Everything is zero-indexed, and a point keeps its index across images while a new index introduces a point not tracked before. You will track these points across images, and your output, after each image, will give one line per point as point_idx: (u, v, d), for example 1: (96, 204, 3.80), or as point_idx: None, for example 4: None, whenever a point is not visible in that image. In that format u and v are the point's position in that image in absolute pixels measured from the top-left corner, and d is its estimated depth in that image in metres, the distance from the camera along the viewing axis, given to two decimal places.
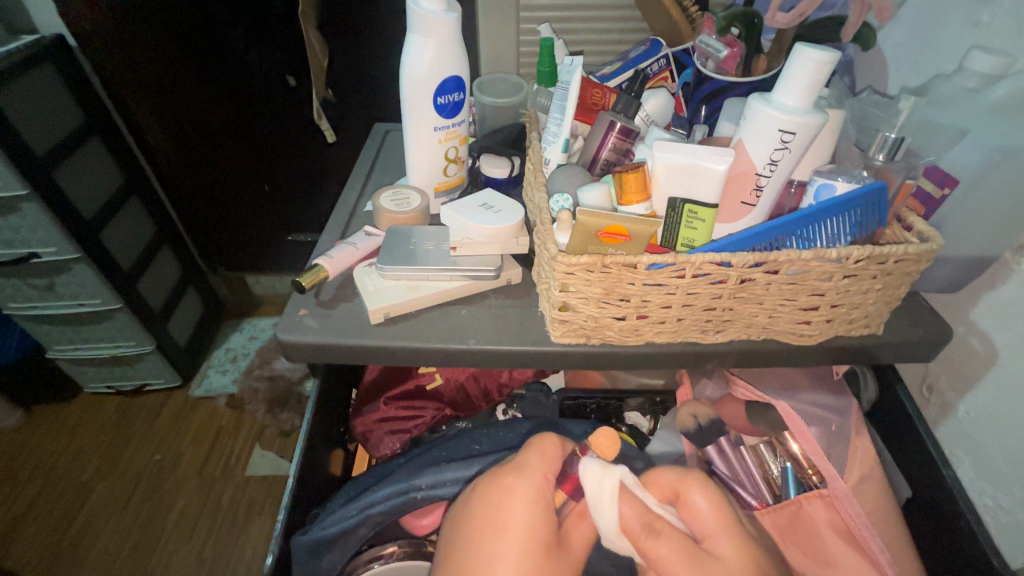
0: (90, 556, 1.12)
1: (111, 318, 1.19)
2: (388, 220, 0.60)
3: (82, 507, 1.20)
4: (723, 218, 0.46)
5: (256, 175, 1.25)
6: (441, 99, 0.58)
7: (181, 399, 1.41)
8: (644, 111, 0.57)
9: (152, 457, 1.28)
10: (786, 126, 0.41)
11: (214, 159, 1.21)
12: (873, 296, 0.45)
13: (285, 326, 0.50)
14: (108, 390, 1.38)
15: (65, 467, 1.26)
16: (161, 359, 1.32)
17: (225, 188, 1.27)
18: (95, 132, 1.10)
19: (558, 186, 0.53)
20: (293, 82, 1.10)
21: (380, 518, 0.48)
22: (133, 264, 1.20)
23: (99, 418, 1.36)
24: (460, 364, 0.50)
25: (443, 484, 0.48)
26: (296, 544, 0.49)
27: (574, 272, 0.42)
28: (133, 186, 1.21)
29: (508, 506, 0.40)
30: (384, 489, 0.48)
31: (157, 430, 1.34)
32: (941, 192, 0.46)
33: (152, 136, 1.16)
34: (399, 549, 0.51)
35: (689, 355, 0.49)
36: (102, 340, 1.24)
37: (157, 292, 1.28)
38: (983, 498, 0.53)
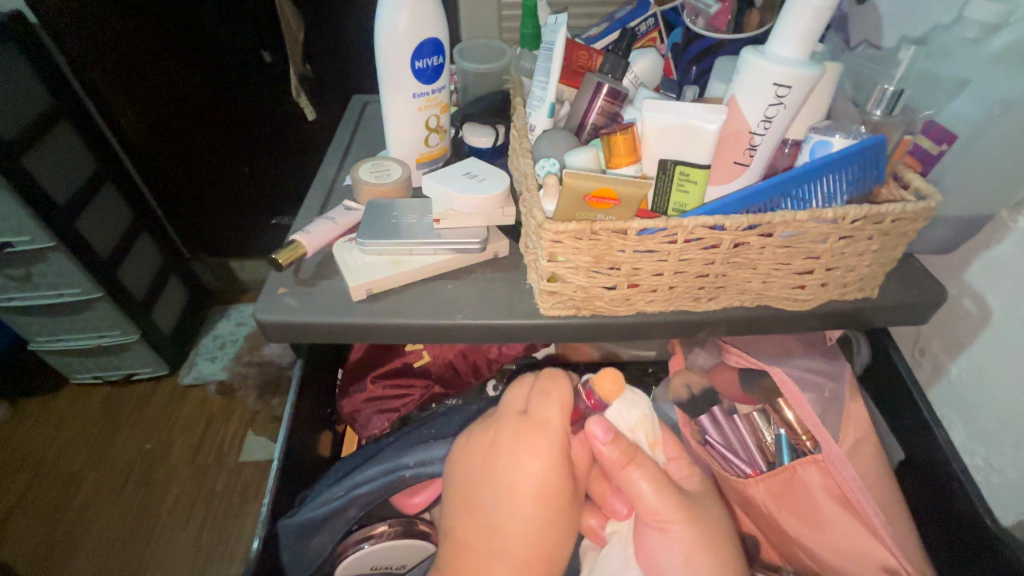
0: (86, 546, 1.11)
1: (92, 308, 1.15)
2: (368, 193, 0.57)
3: (76, 497, 1.18)
4: (717, 180, 0.44)
5: (233, 157, 1.21)
6: (419, 63, 0.55)
7: (171, 387, 1.38)
8: (632, 73, 0.55)
9: (144, 447, 1.27)
10: (782, 80, 0.38)
11: (193, 140, 1.17)
12: (869, 258, 0.44)
13: (263, 305, 0.48)
14: (94, 380, 1.35)
15: (55, 459, 1.24)
16: (147, 347, 1.30)
17: (203, 168, 1.22)
18: (65, 118, 1.04)
19: (544, 152, 0.50)
20: (268, 57, 1.04)
21: (369, 498, 0.47)
22: (112, 252, 1.16)
23: (88, 409, 1.34)
24: (447, 339, 0.49)
25: (433, 461, 0.46)
26: (282, 526, 0.47)
27: (562, 239, 0.41)
28: (107, 171, 1.16)
29: (529, 471, 0.40)
30: (371, 469, 0.47)
31: (148, 419, 1.32)
32: (939, 148, 0.45)
33: (123, 119, 1.11)
34: (388, 529, 0.49)
35: (680, 323, 0.48)
36: (86, 330, 1.21)
37: (139, 280, 1.24)
38: (974, 458, 0.53)
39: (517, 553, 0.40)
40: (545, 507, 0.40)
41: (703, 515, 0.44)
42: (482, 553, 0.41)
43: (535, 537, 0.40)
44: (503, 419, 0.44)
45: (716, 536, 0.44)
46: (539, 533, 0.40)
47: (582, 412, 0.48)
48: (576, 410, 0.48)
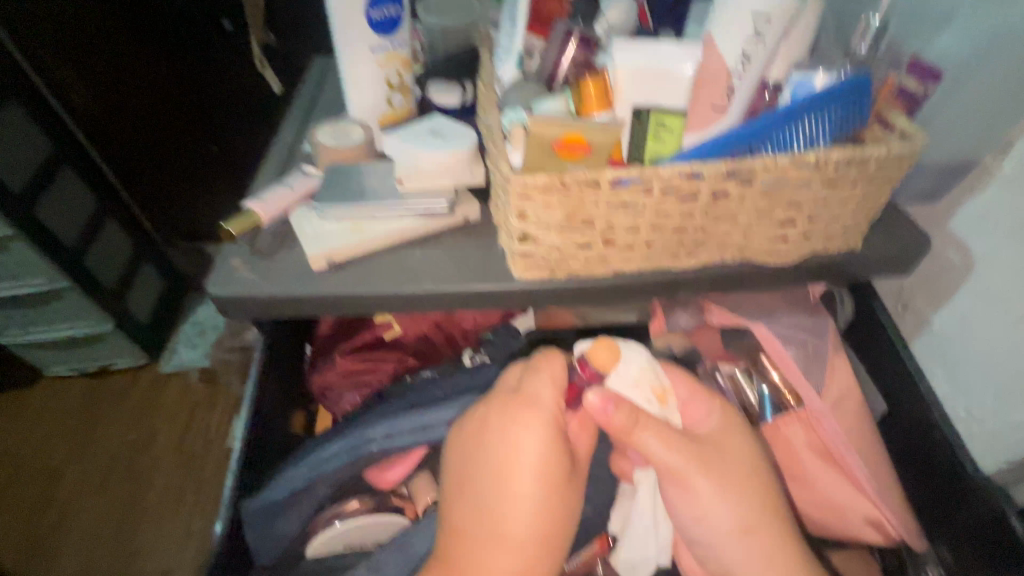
0: (74, 537, 1.10)
1: (62, 297, 1.05)
2: (328, 156, 0.54)
3: (61, 491, 1.15)
4: (694, 128, 0.41)
5: (200, 134, 1.12)
6: (376, 13, 0.51)
7: (151, 376, 1.29)
8: (606, 20, 0.50)
9: (127, 437, 1.21)
10: (759, 12, 0.36)
11: (155, 119, 1.05)
12: (852, 207, 0.42)
13: (217, 279, 0.45)
14: (71, 372, 1.28)
15: (39, 452, 1.21)
16: (126, 338, 1.20)
17: (168, 150, 1.11)
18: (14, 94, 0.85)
19: (512, 105, 0.47)
20: (230, 26, 1.00)
21: (335, 476, 0.45)
22: (78, 242, 1.02)
23: (68, 400, 1.27)
24: (417, 308, 0.46)
25: (401, 434, 0.44)
26: (245, 508, 0.45)
27: (530, 194, 0.38)
28: (65, 156, 0.97)
29: (523, 450, 0.40)
30: (336, 443, 0.44)
31: (129, 408, 1.25)
32: (924, 88, 0.42)
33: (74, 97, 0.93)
34: (361, 505, 0.48)
35: (659, 282, 0.46)
36: (54, 321, 1.11)
37: (110, 268, 1.10)
38: (955, 409, 0.53)
39: (514, 536, 0.40)
40: (541, 488, 0.40)
41: (729, 466, 0.44)
42: (479, 538, 0.40)
43: (535, 517, 0.40)
44: (493, 398, 0.44)
45: (739, 493, 0.43)
46: (539, 513, 0.40)
47: (580, 386, 0.47)
48: (572, 385, 0.46)
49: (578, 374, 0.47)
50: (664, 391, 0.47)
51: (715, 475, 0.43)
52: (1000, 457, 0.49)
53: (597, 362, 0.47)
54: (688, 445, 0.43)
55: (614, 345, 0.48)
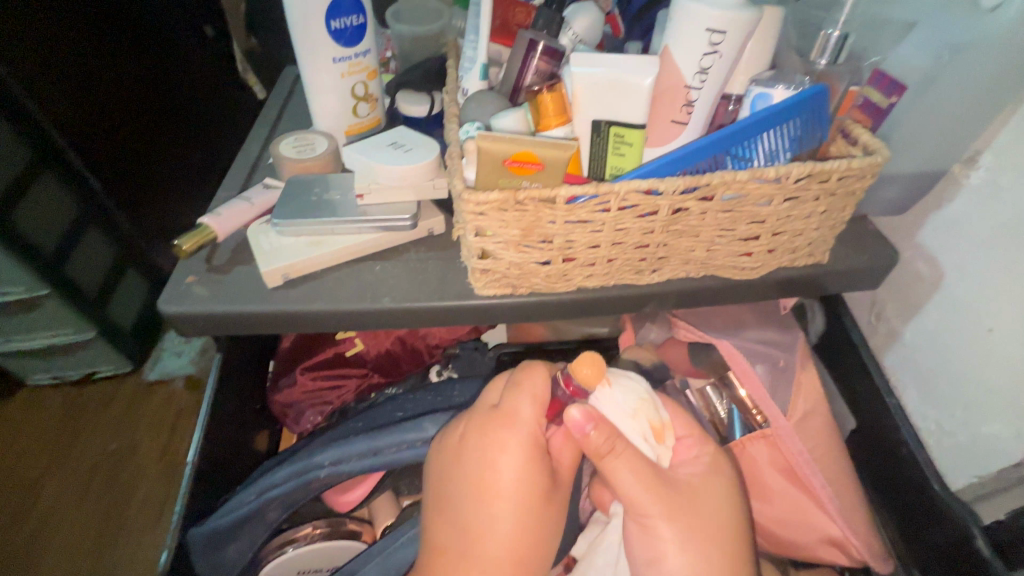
0: (51, 557, 0.98)
1: (40, 307, 0.93)
2: (291, 169, 0.52)
3: (38, 506, 1.04)
4: (655, 142, 0.40)
5: (184, 139, 1.04)
6: (336, 22, 0.50)
7: (134, 386, 1.19)
8: (571, 32, 0.50)
9: (109, 447, 1.11)
10: (715, 24, 0.35)
11: (141, 130, 0.95)
12: (817, 220, 0.41)
13: (168, 296, 0.44)
14: (54, 380, 1.17)
15: (15, 463, 1.09)
16: (109, 345, 1.09)
17: (158, 161, 1.01)
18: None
19: (471, 116, 0.46)
20: (210, 32, 0.98)
21: (283, 501, 0.42)
22: (56, 251, 0.88)
23: (49, 410, 1.16)
24: (375, 325, 0.45)
25: (348, 459, 0.41)
26: (192, 536, 0.44)
27: (485, 211, 0.37)
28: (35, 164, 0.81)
29: (501, 469, 0.37)
30: (283, 470, 0.42)
31: (112, 418, 1.15)
32: (889, 101, 0.41)
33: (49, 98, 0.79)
34: (313, 530, 0.47)
35: (622, 298, 0.45)
36: (33, 330, 0.99)
37: (90, 277, 0.97)
38: (927, 422, 0.52)
39: (492, 555, 0.37)
40: (521, 507, 0.37)
41: (697, 512, 0.41)
42: (457, 556, 0.38)
43: (515, 538, 0.37)
44: (474, 411, 0.41)
45: (706, 530, 0.40)
46: (520, 533, 0.37)
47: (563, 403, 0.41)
48: (554, 401, 0.41)
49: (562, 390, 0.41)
50: (662, 428, 0.44)
51: (680, 522, 0.40)
52: (971, 472, 0.48)
53: (581, 380, 0.39)
54: (658, 482, 0.40)
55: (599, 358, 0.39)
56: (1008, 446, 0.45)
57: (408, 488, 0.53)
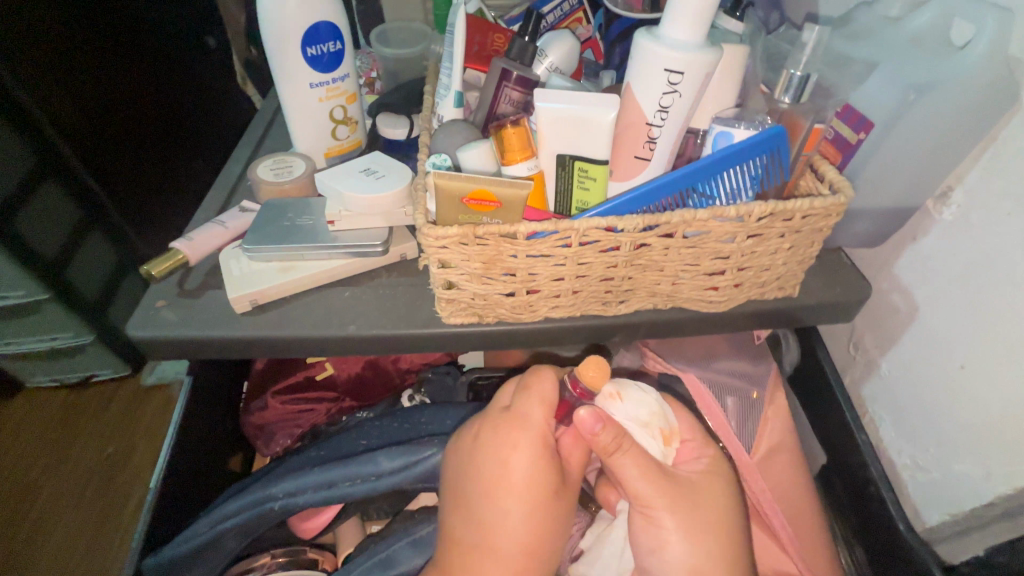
0: (43, 560, 0.97)
1: (42, 309, 0.91)
2: (267, 192, 0.53)
3: (32, 508, 1.03)
4: (620, 176, 0.41)
5: (187, 150, 1.05)
6: (312, 50, 0.50)
7: (133, 389, 1.19)
8: (546, 59, 0.51)
9: (105, 451, 1.11)
10: (674, 65, 0.35)
11: (147, 140, 0.95)
12: (783, 256, 0.41)
13: (137, 321, 0.44)
14: (54, 383, 1.17)
15: (11, 465, 1.09)
16: (106, 350, 1.08)
17: (160, 172, 1.01)
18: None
19: (440, 146, 0.46)
20: (212, 44, 1.03)
21: (241, 530, 0.42)
22: (59, 255, 0.86)
23: (44, 414, 1.16)
24: (341, 352, 0.45)
25: (304, 490, 0.41)
26: (148, 565, 0.43)
27: (446, 245, 0.37)
28: (45, 171, 0.81)
29: (513, 469, 0.37)
30: (239, 500, 0.42)
31: (109, 422, 1.15)
32: (857, 137, 0.41)
33: (56, 103, 0.79)
34: (270, 560, 0.47)
35: (589, 329, 0.45)
36: (34, 333, 0.98)
37: (90, 284, 0.94)
38: (902, 457, 0.52)
39: (504, 552, 0.37)
40: (533, 505, 0.37)
41: (700, 504, 0.40)
42: (467, 552, 0.37)
43: (526, 536, 0.36)
44: (485, 412, 0.41)
45: (706, 517, 0.39)
46: (530, 532, 0.37)
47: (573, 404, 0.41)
48: (563, 403, 0.41)
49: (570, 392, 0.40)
50: (671, 431, 0.43)
51: (682, 513, 0.39)
52: (942, 509, 0.48)
53: (587, 382, 0.39)
54: (664, 478, 0.39)
55: (602, 361, 0.39)
56: (980, 485, 0.44)
57: (377, 511, 0.52)
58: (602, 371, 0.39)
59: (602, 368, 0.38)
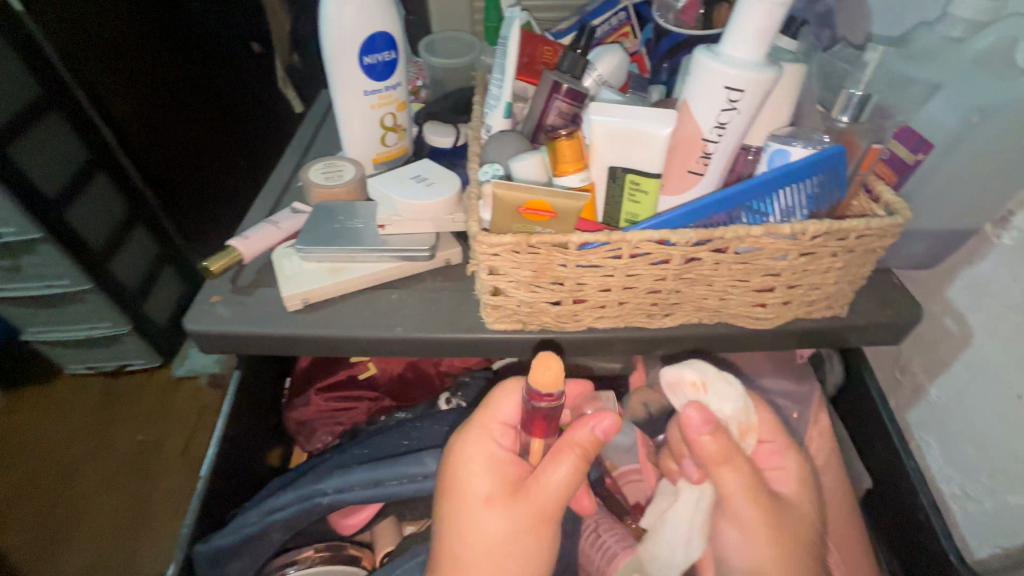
0: (79, 539, 1.02)
1: (84, 300, 0.98)
2: (318, 195, 0.54)
3: (70, 489, 1.08)
4: (671, 190, 0.41)
5: (235, 149, 1.09)
6: (368, 58, 0.52)
7: (164, 380, 1.24)
8: (596, 73, 0.51)
9: (138, 438, 1.16)
10: (734, 83, 0.35)
11: (202, 143, 1.01)
12: (834, 276, 0.41)
13: (193, 315, 0.46)
14: (89, 370, 1.22)
15: (52, 447, 1.14)
16: (142, 340, 1.12)
17: (211, 172, 1.07)
18: (56, 102, 0.81)
19: (491, 156, 0.47)
20: (257, 47, 0.99)
21: (287, 523, 0.44)
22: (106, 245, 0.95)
23: (83, 400, 1.21)
24: (386, 353, 0.46)
25: (351, 488, 0.42)
26: (197, 552, 0.45)
27: (498, 253, 0.38)
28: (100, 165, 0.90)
29: (457, 472, 0.38)
30: (288, 494, 0.44)
31: (143, 411, 1.20)
32: (915, 158, 0.41)
33: (115, 104, 0.85)
34: (315, 553, 0.48)
35: (632, 341, 0.45)
36: (74, 322, 1.04)
37: (133, 273, 1.03)
38: (951, 486, 0.50)
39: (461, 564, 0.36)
40: (479, 510, 0.36)
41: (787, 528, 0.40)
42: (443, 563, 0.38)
43: (474, 545, 0.36)
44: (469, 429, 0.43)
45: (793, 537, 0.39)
46: (479, 540, 0.36)
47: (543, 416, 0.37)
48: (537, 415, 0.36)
49: (538, 405, 0.35)
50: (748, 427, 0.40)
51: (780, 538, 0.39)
52: (994, 542, 0.46)
53: (539, 384, 0.34)
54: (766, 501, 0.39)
55: (553, 358, 0.34)
56: None
57: (411, 513, 0.53)
58: (550, 372, 0.34)
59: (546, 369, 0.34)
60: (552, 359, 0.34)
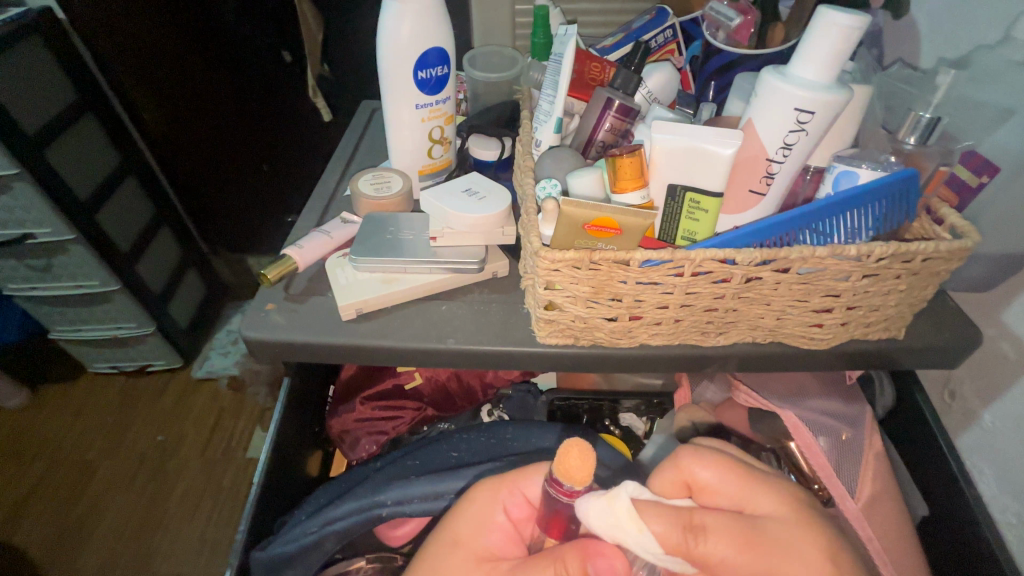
0: (96, 536, 1.03)
1: (110, 300, 1.05)
2: (367, 206, 0.55)
3: (90, 486, 1.10)
4: (729, 209, 0.41)
5: (254, 156, 1.12)
6: (422, 73, 0.53)
7: (184, 381, 1.27)
8: (646, 89, 0.52)
9: (157, 438, 1.17)
10: (804, 105, 0.36)
11: (228, 153, 1.09)
12: (895, 298, 0.40)
13: (250, 322, 0.46)
14: (112, 370, 1.25)
15: (74, 443, 1.16)
16: (164, 341, 1.19)
17: (235, 180, 1.14)
18: (90, 109, 0.96)
19: (547, 172, 0.48)
20: (288, 58, 0.98)
21: (343, 534, 0.44)
22: (133, 245, 1.06)
23: (105, 399, 1.24)
24: (436, 364, 0.46)
25: (411, 500, 0.43)
26: (254, 558, 0.45)
27: (559, 268, 0.38)
28: (130, 167, 1.06)
29: (462, 522, 0.39)
30: (346, 504, 0.44)
31: (163, 412, 1.22)
32: (979, 180, 0.42)
33: (145, 115, 0.99)
34: (366, 564, 0.49)
35: (686, 359, 0.45)
36: (101, 321, 1.10)
37: (157, 274, 1.13)
38: (1006, 515, 0.49)
39: None
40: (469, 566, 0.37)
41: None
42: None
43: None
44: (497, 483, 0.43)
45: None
46: None
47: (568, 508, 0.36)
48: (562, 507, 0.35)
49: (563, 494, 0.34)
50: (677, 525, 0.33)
51: None
52: None
53: (569, 474, 0.33)
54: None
55: (590, 451, 0.32)
56: None
57: None
58: (583, 464, 0.32)
59: (575, 459, 0.32)
60: (588, 451, 0.32)
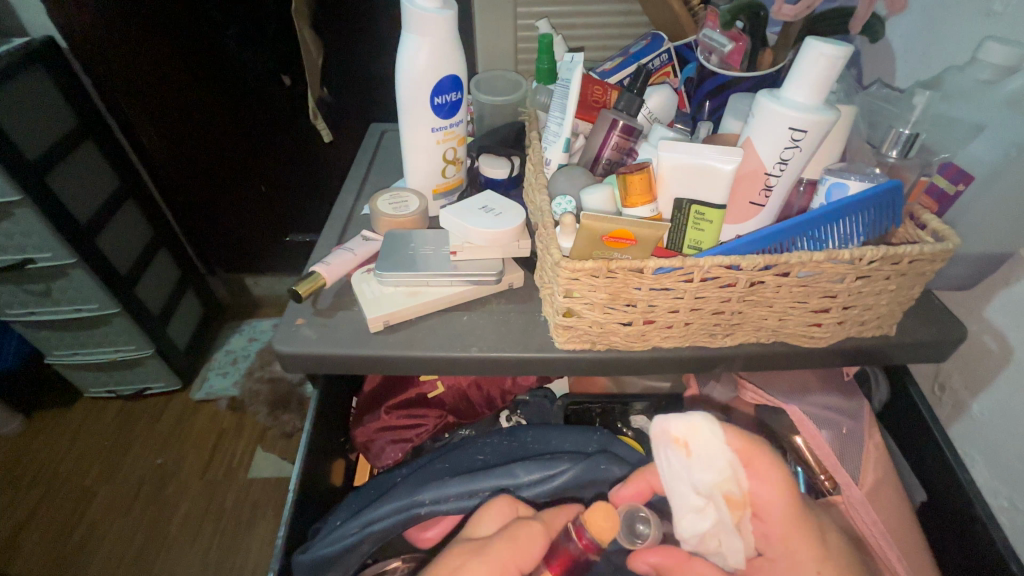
0: (97, 560, 1.02)
1: (109, 323, 1.06)
2: (385, 224, 0.58)
3: (88, 510, 1.09)
4: (732, 219, 0.45)
5: (252, 175, 1.13)
6: (438, 99, 0.56)
7: (183, 403, 1.27)
8: (647, 109, 0.56)
9: (156, 462, 1.17)
10: (798, 124, 0.39)
11: (224, 172, 1.12)
12: (886, 297, 0.44)
13: (281, 336, 0.49)
14: (109, 394, 1.25)
15: (70, 469, 1.16)
16: (163, 363, 1.20)
17: (232, 199, 1.17)
18: (90, 134, 0.99)
19: (561, 188, 0.51)
20: (288, 81, 0.98)
21: (383, 534, 0.46)
22: (132, 268, 1.08)
23: (102, 424, 1.24)
24: (461, 372, 0.49)
25: (447, 498, 0.46)
26: (296, 562, 0.47)
27: (578, 277, 0.41)
28: (129, 190, 1.08)
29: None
30: (387, 505, 0.46)
31: (160, 434, 1.22)
32: (955, 188, 0.46)
33: (144, 138, 1.03)
34: (402, 564, 0.51)
35: (696, 359, 0.48)
36: (100, 345, 1.11)
37: (156, 295, 1.15)
38: (998, 499, 0.52)
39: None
40: None
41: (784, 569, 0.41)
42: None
43: None
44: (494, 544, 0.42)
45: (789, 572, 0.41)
46: None
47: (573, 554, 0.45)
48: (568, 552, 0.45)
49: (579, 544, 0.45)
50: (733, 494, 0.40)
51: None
52: None
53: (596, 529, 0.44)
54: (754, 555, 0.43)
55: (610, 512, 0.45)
56: None
57: None
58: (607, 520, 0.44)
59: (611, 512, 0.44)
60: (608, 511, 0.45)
